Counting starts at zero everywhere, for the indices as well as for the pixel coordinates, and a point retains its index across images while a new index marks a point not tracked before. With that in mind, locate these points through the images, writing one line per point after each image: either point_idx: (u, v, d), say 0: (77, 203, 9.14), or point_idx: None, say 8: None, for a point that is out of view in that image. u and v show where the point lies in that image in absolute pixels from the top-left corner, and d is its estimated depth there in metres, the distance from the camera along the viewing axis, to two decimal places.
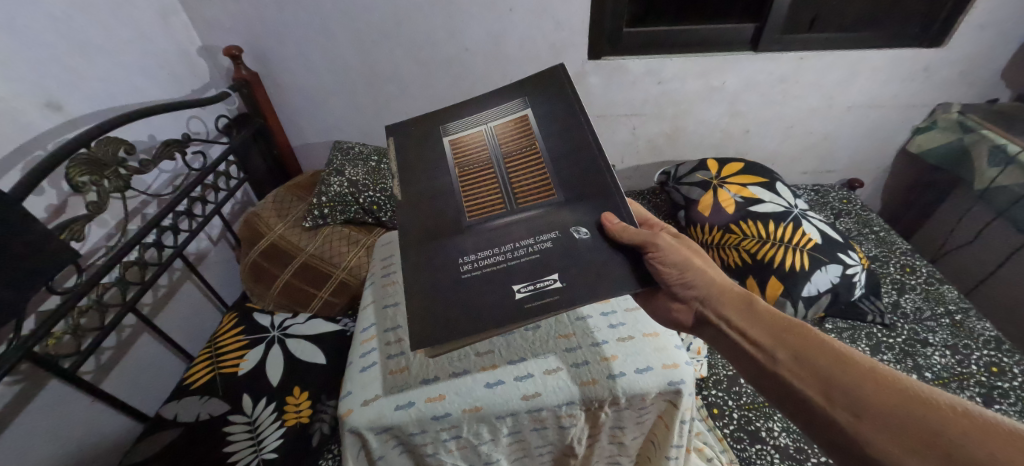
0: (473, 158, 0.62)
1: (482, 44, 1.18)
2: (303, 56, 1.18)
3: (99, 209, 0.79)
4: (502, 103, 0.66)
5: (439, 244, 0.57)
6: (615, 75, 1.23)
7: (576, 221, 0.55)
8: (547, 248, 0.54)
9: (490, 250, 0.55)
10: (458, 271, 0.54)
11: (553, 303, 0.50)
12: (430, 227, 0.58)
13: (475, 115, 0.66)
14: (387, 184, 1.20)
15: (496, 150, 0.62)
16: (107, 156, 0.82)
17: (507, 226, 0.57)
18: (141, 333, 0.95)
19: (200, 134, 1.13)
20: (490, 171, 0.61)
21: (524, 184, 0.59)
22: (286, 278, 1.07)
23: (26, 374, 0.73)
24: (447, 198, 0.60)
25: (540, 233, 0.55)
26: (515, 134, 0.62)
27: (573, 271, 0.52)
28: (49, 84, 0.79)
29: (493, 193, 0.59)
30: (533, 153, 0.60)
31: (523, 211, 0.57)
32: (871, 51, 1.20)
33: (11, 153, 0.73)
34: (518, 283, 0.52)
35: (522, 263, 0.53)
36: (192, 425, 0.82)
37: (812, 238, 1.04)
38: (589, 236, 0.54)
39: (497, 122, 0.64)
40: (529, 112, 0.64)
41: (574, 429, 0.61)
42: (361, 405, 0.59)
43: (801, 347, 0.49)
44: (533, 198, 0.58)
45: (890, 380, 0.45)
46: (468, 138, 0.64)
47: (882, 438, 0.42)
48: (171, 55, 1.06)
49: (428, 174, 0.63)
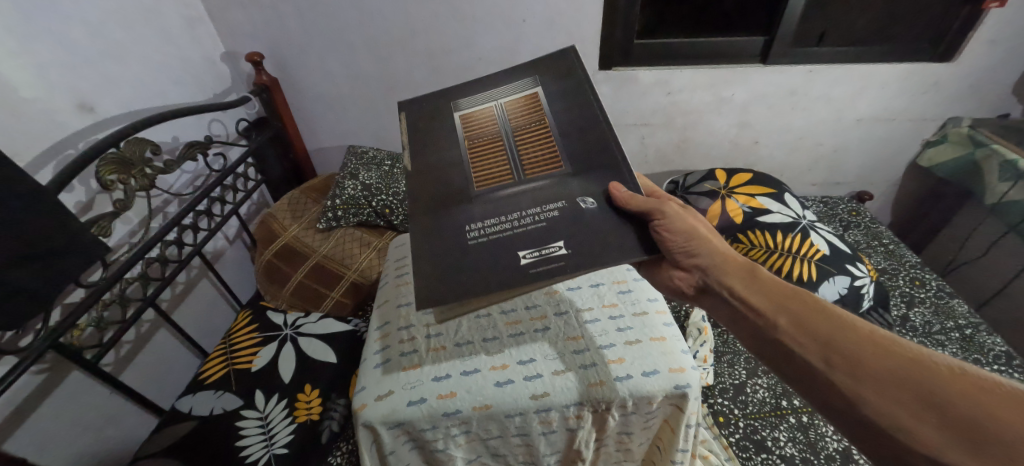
0: (483, 132, 0.64)
1: (496, 53, 1.21)
2: (321, 62, 1.21)
3: (125, 206, 0.82)
4: (512, 82, 0.68)
5: (447, 223, 0.58)
6: (625, 85, 1.26)
7: (583, 192, 0.56)
8: (554, 215, 0.55)
9: (497, 218, 0.57)
10: (466, 237, 0.56)
11: (557, 268, 0.51)
12: (438, 201, 0.60)
13: (487, 93, 0.68)
14: (398, 188, 1.22)
15: (505, 124, 0.64)
16: (134, 155, 0.85)
17: (515, 195, 0.58)
18: (158, 327, 0.97)
19: (221, 136, 1.17)
20: (500, 146, 0.62)
21: (533, 155, 0.60)
22: (299, 277, 1.10)
23: (51, 363, 0.76)
24: (458, 169, 0.62)
25: (546, 203, 0.57)
26: (525, 111, 0.64)
27: (576, 240, 0.53)
28: (83, 87, 0.83)
29: (502, 165, 0.60)
30: (542, 128, 0.62)
31: (530, 182, 0.58)
32: (880, 66, 1.21)
33: (44, 152, 0.76)
34: (523, 250, 0.53)
35: (528, 230, 0.55)
36: (206, 418, 0.84)
37: (820, 248, 1.04)
38: (595, 205, 0.55)
39: (508, 100, 0.66)
40: (540, 90, 0.66)
41: (581, 431, 0.62)
42: (375, 400, 0.60)
43: (802, 312, 0.50)
44: (545, 166, 0.59)
45: (892, 345, 0.45)
46: (479, 114, 0.67)
47: (881, 401, 0.42)
48: (196, 60, 1.10)
49: (438, 156, 0.64)
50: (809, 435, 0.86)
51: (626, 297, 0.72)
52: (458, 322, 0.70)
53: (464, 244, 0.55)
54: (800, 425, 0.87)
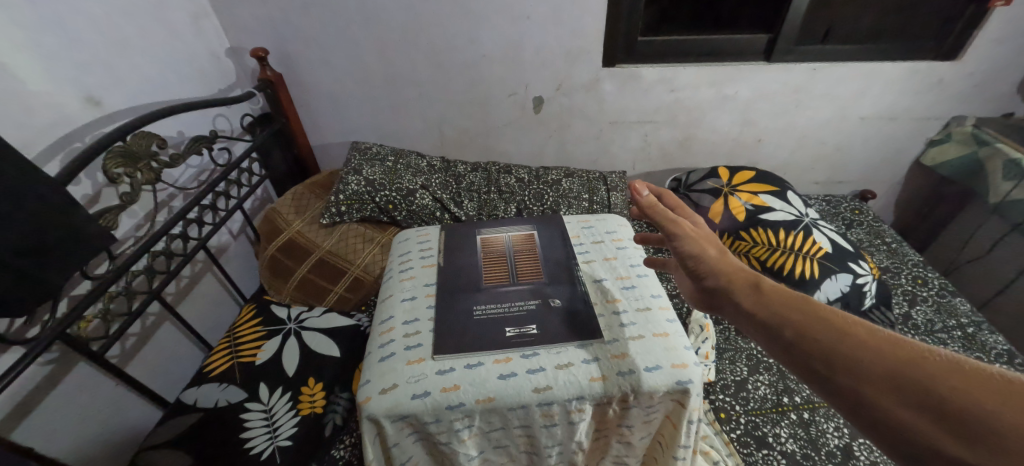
0: (489, 249, 0.80)
1: (500, 50, 1.21)
2: (325, 58, 1.22)
3: (131, 199, 0.83)
4: (517, 224, 0.86)
5: (451, 304, 0.69)
6: (629, 82, 1.26)
7: (554, 293, 0.70)
8: (531, 309, 0.68)
9: (491, 304, 0.69)
10: (470, 311, 0.68)
11: (530, 342, 0.63)
12: (445, 290, 0.72)
13: (496, 227, 0.86)
14: (402, 183, 1.22)
15: (508, 246, 0.80)
16: (141, 149, 0.86)
17: (506, 291, 0.72)
18: (163, 321, 0.98)
19: (226, 131, 1.18)
20: (501, 260, 0.77)
21: (526, 268, 0.75)
22: (303, 272, 1.10)
23: (57, 355, 0.77)
24: (463, 274, 0.75)
25: (528, 298, 0.70)
26: (523, 240, 0.82)
27: (548, 325, 0.65)
28: (90, 81, 0.83)
29: (501, 271, 0.75)
30: (534, 253, 0.78)
31: (519, 283, 0.73)
32: (884, 64, 1.21)
33: (51, 145, 0.77)
34: (508, 326, 0.65)
35: (513, 314, 0.67)
36: (210, 411, 0.85)
37: (822, 246, 1.04)
38: (562, 303, 0.69)
39: (512, 233, 0.83)
40: (535, 230, 0.84)
41: (582, 423, 0.62)
42: (379, 393, 0.59)
43: (802, 316, 0.45)
44: (529, 274, 0.74)
45: (898, 343, 0.39)
46: (488, 239, 0.83)
47: (895, 405, 0.37)
48: (201, 56, 1.10)
49: (451, 256, 0.80)
50: (810, 432, 0.86)
51: (629, 293, 0.71)
52: (463, 315, 0.68)
53: (467, 317, 0.67)
54: (801, 422, 0.88)
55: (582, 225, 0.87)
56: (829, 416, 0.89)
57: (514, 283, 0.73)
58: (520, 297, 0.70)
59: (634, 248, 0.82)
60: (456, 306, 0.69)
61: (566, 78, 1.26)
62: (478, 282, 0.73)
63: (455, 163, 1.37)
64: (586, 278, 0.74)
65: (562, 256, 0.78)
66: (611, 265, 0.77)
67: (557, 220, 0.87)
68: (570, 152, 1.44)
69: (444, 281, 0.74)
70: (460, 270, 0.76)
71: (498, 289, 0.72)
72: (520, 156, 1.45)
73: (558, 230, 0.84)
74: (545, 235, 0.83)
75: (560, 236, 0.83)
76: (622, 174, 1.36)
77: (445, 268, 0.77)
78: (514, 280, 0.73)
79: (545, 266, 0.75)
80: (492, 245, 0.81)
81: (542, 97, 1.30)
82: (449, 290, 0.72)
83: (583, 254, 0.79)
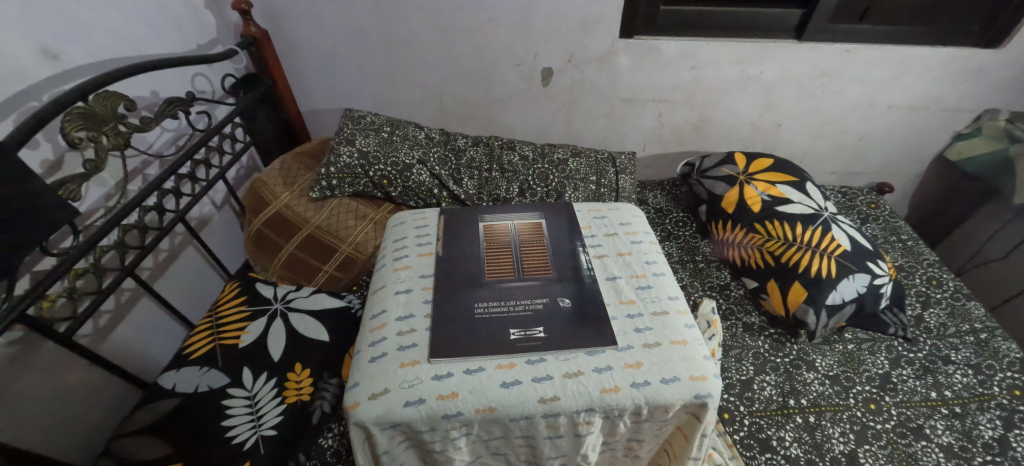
0: (495, 238, 0.74)
1: (508, 15, 1.10)
2: (316, 15, 1.11)
3: (97, 167, 0.73)
4: (523, 212, 0.79)
5: (454, 300, 0.64)
6: (647, 56, 1.16)
7: (561, 293, 0.64)
8: (539, 309, 0.62)
9: (497, 301, 0.64)
10: (472, 311, 0.62)
11: (537, 347, 0.58)
12: (446, 283, 0.66)
13: (501, 214, 0.79)
14: (398, 157, 1.12)
15: (514, 237, 0.74)
16: (106, 110, 0.76)
17: (512, 288, 0.66)
18: (139, 297, 0.92)
19: (206, 93, 1.08)
20: (507, 251, 0.72)
21: (532, 262, 0.69)
22: (291, 249, 1.03)
23: (20, 336, 0.70)
24: (468, 264, 0.70)
25: (535, 296, 0.64)
26: (529, 231, 0.75)
27: (556, 327, 0.60)
28: (45, 30, 0.73)
29: (507, 263, 0.69)
30: (541, 245, 0.72)
31: (525, 279, 0.67)
32: (922, 49, 1.12)
33: (3, 103, 0.67)
34: (512, 328, 0.60)
35: (519, 314, 0.62)
36: (190, 396, 0.79)
37: (841, 244, 0.99)
38: (570, 304, 0.63)
39: (520, 221, 0.77)
40: (542, 220, 0.78)
41: (589, 436, 0.58)
42: (369, 398, 0.53)
43: None
44: (536, 270, 0.68)
45: None
46: (496, 227, 0.77)
47: None
48: (175, 6, 0.99)
49: (454, 244, 0.73)
50: (815, 436, 0.83)
51: (644, 294, 0.65)
52: (464, 313, 0.62)
53: (469, 316, 0.62)
54: (806, 425, 0.85)
55: (594, 215, 0.81)
56: (835, 421, 0.86)
57: (520, 278, 0.67)
58: (527, 294, 0.65)
59: (650, 242, 0.76)
60: (455, 303, 0.63)
61: (578, 49, 1.16)
62: (480, 276, 0.67)
63: (455, 136, 1.28)
64: (598, 275, 0.68)
65: (571, 249, 0.72)
66: (625, 262, 0.71)
67: (567, 209, 0.81)
68: (577, 130, 1.36)
69: (442, 273, 0.68)
70: (460, 262, 0.70)
71: (502, 284, 0.66)
72: (525, 131, 1.37)
73: (568, 221, 0.78)
74: (553, 225, 0.77)
75: (569, 226, 0.77)
76: (631, 156, 1.28)
77: (444, 259, 0.71)
78: (520, 275, 0.67)
79: (553, 260, 0.70)
80: (495, 234, 0.75)
81: (552, 68, 1.20)
82: (449, 283, 0.66)
83: (595, 247, 0.73)
